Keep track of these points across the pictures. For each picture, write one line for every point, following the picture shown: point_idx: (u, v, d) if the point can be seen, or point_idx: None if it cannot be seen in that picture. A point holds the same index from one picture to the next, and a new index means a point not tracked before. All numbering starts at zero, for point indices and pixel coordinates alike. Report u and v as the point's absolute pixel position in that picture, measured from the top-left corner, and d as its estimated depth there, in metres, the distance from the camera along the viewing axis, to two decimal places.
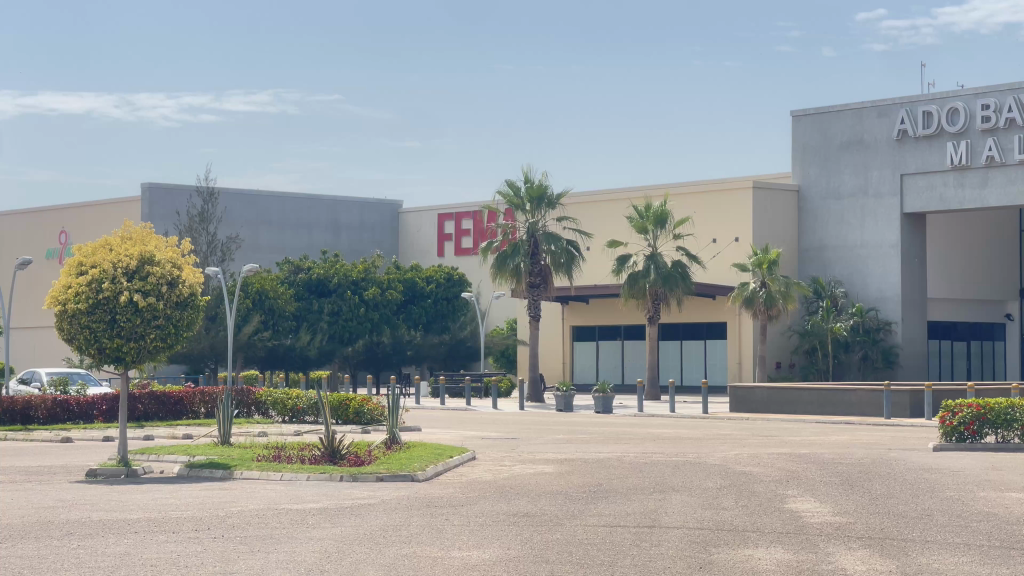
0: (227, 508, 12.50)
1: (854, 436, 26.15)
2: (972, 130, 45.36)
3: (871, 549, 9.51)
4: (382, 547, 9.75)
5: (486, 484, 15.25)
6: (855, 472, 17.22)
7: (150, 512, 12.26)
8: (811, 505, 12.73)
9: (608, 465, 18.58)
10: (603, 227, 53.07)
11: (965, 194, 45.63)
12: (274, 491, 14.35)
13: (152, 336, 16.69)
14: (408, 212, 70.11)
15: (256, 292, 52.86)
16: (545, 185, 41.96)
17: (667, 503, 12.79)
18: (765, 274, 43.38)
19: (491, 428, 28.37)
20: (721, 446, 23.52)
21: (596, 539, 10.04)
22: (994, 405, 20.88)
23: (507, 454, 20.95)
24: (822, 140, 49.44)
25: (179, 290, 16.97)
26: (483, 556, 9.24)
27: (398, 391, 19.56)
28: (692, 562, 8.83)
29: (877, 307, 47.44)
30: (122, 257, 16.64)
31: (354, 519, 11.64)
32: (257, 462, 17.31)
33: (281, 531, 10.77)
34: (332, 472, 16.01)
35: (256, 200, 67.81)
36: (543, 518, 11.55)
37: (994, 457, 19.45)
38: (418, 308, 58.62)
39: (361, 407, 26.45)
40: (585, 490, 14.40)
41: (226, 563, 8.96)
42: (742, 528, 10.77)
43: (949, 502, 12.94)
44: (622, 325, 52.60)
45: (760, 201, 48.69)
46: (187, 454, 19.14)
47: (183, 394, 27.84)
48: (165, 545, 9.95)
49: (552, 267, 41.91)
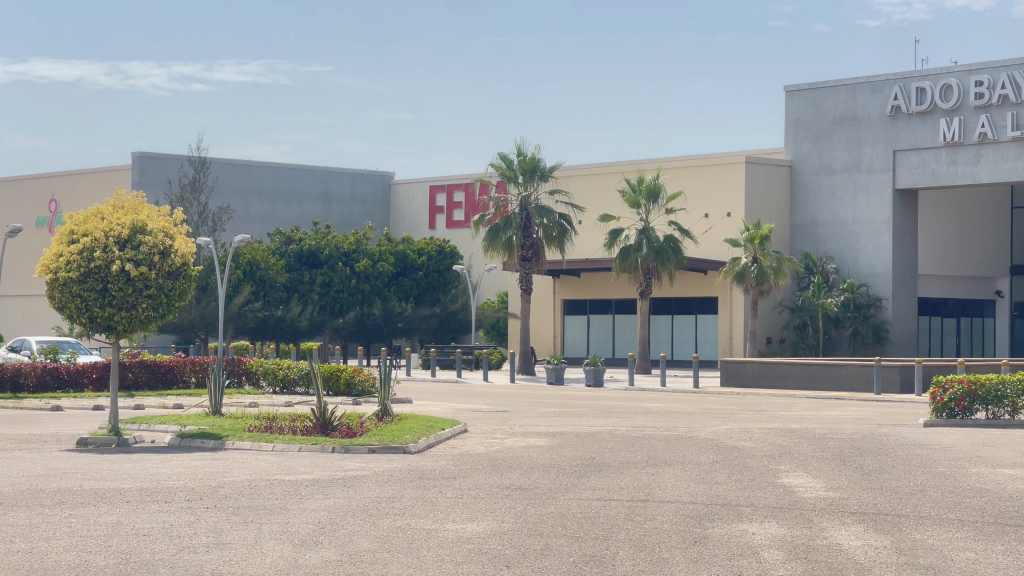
0: (218, 479, 12.46)
1: (845, 411, 26.14)
2: (965, 106, 45.21)
3: (866, 524, 9.50)
4: (376, 518, 9.71)
5: (479, 457, 15.26)
6: (848, 448, 17.21)
7: (142, 481, 12.24)
8: (805, 480, 12.71)
9: (600, 438, 18.58)
10: (595, 201, 53.08)
11: (957, 170, 45.53)
12: (267, 462, 14.33)
13: (144, 306, 16.66)
14: (398, 184, 69.81)
15: (247, 263, 52.76)
16: (538, 157, 41.83)
17: (660, 477, 12.75)
18: (757, 249, 43.31)
19: (482, 401, 28.36)
20: (712, 420, 23.56)
21: (590, 513, 10.02)
22: (985, 381, 20.89)
23: (499, 427, 20.93)
24: (815, 115, 49.39)
25: (171, 260, 16.87)
26: (475, 528, 9.21)
27: (390, 362, 19.50)
28: (687, 537, 8.81)
29: (868, 283, 47.49)
30: (115, 226, 16.51)
31: (347, 490, 11.62)
32: (249, 432, 17.27)
33: (274, 502, 10.75)
34: (324, 443, 15.99)
35: (247, 169, 67.71)
36: (536, 490, 11.54)
37: (985, 433, 19.46)
38: (409, 281, 58.54)
39: (352, 378, 26.42)
40: (579, 463, 14.39)
41: (220, 534, 8.93)
42: (737, 503, 10.76)
43: (943, 478, 12.95)
44: (614, 299, 52.65)
45: (752, 176, 48.71)
46: (177, 424, 19.12)
47: (174, 363, 27.76)
48: (159, 514, 9.91)
49: (544, 240, 41.79)
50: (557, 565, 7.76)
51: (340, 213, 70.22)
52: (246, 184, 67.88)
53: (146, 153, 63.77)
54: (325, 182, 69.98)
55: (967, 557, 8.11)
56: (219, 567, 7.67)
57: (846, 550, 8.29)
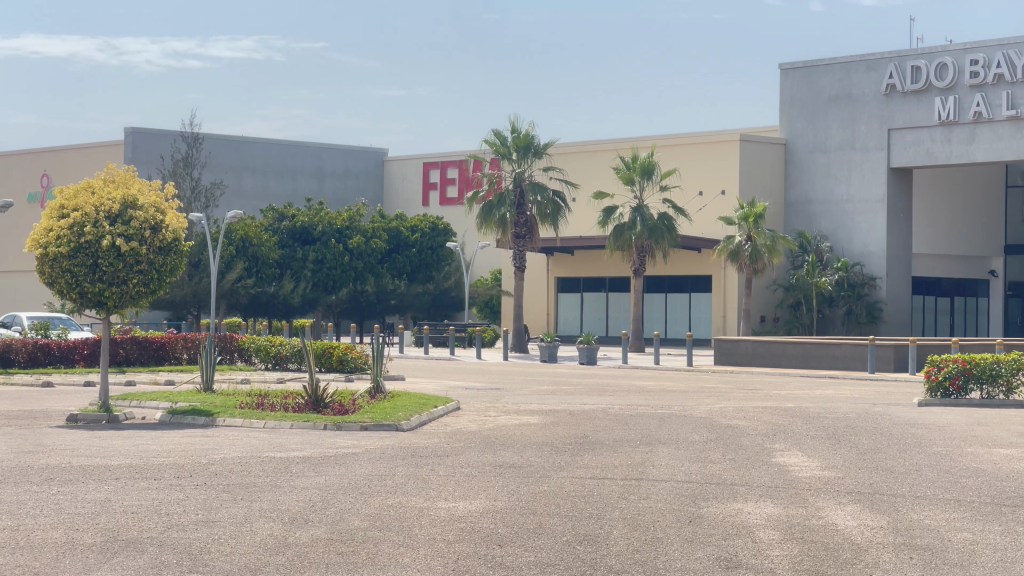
0: (209, 456, 12.36)
1: (839, 390, 26.10)
2: (960, 85, 45.06)
3: (862, 504, 9.42)
4: (367, 497, 9.60)
5: (471, 435, 15.17)
6: (842, 427, 17.14)
7: (132, 458, 12.12)
8: (799, 459, 12.63)
9: (594, 416, 18.50)
10: (589, 178, 52.95)
11: (952, 149, 45.39)
12: (258, 439, 14.22)
13: (136, 281, 16.53)
14: (392, 160, 69.58)
15: (240, 239, 52.38)
16: (532, 134, 41.65)
17: (654, 456, 12.64)
18: (751, 228, 43.19)
19: (475, 378, 28.27)
20: (705, 398, 23.53)
21: (584, 492, 9.94)
22: (980, 360, 20.80)
23: (492, 404, 20.84)
24: (810, 93, 49.25)
25: (162, 235, 16.70)
26: (468, 507, 9.11)
27: (383, 339, 19.38)
28: (682, 516, 8.73)
29: (862, 262, 47.42)
30: (105, 201, 16.34)
31: (338, 469, 11.51)
32: (241, 409, 17.17)
33: (265, 480, 10.65)
34: (316, 420, 15.89)
35: (241, 144, 67.51)
36: (530, 469, 11.44)
37: (979, 412, 19.42)
38: (402, 258, 58.53)
39: (345, 354, 26.32)
40: (573, 441, 14.31)
41: (209, 512, 8.81)
42: (732, 481, 10.67)
43: (938, 458, 12.88)
44: (607, 277, 52.57)
45: (747, 154, 48.61)
46: (168, 400, 19.01)
47: (165, 340, 27.64)
48: (148, 492, 9.79)
49: (538, 217, 41.62)
50: (550, 544, 7.65)
51: (333, 189, 70.00)
52: (239, 160, 67.67)
53: (139, 129, 63.54)
54: (318, 158, 69.73)
55: (965, 537, 8.02)
56: (209, 546, 7.55)
57: (842, 531, 8.19)
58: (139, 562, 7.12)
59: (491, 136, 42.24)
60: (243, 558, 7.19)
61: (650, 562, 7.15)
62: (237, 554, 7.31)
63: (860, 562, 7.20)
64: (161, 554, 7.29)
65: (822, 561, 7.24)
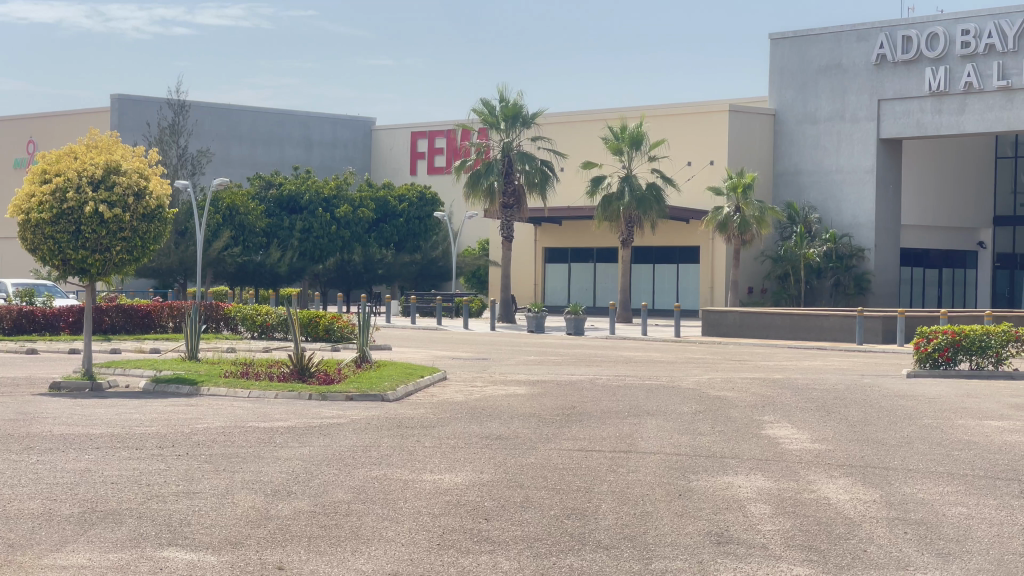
0: (191, 425, 12.20)
1: (828, 361, 25.99)
2: (951, 56, 44.78)
3: (854, 478, 9.27)
4: (352, 469, 9.42)
5: (458, 405, 15.00)
6: (831, 399, 17.02)
7: (114, 427, 11.95)
8: (790, 431, 12.47)
9: (582, 387, 18.41)
10: (578, 148, 52.73)
11: (942, 120, 45.18)
12: (241, 408, 14.05)
13: (119, 249, 16.34)
14: (381, 129, 69.13)
15: (226, 208, 52.37)
16: (520, 103, 41.32)
17: (642, 428, 12.48)
18: (740, 198, 43.00)
19: (462, 347, 28.15)
20: (693, 369, 23.44)
21: (571, 464, 9.78)
22: (970, 331, 20.71)
23: (479, 374, 20.70)
24: (800, 63, 49.03)
25: (146, 201, 16.50)
26: (455, 479, 8.95)
27: (369, 308, 19.19)
28: (672, 489, 8.58)
29: (851, 234, 47.33)
30: (87, 166, 16.11)
31: (322, 439, 11.34)
32: (225, 378, 17.00)
33: (248, 450, 10.49)
34: (301, 390, 15.73)
35: (228, 113, 67.25)
36: (516, 441, 11.27)
37: (968, 384, 19.31)
38: (390, 227, 58.30)
39: (331, 324, 26.14)
40: (561, 412, 14.17)
41: (190, 483, 8.64)
42: (721, 454, 10.53)
43: (930, 430, 12.74)
44: (595, 247, 52.41)
45: (736, 124, 48.47)
46: (153, 368, 18.84)
47: (152, 308, 27.43)
48: (129, 462, 9.63)
49: (525, 186, 41.37)
50: (537, 518, 7.50)
51: (321, 158, 69.68)
52: (226, 128, 67.44)
53: (125, 96, 63.26)
54: (306, 127, 69.31)
55: (960, 512, 7.87)
56: (188, 518, 7.37)
57: (834, 505, 8.05)
58: (117, 534, 6.94)
59: (479, 104, 41.95)
60: (222, 531, 7.02)
61: (640, 537, 6.98)
62: (217, 526, 7.15)
63: (853, 537, 7.04)
64: (138, 526, 7.12)
65: (814, 536, 7.07)
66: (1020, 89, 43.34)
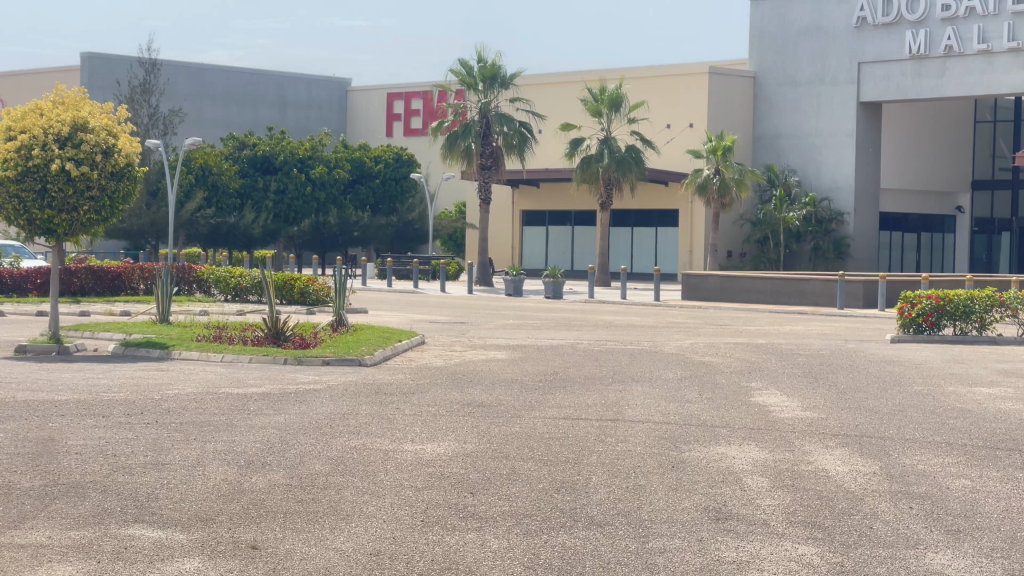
0: (161, 391, 11.76)
1: (808, 326, 25.73)
2: (931, 19, 44.23)
3: (851, 448, 8.91)
4: (329, 438, 9.02)
5: (437, 370, 14.63)
6: (816, 364, 16.71)
7: (80, 393, 11.51)
8: (779, 399, 12.12)
9: (564, 351, 18.03)
10: (557, 110, 52.29)
11: (922, 83, 44.72)
12: (214, 373, 13.63)
13: (87, 208, 15.87)
14: (356, 91, 68.35)
15: (199, 167, 51.75)
16: (498, 64, 40.76)
17: (627, 395, 12.14)
18: (720, 161, 42.58)
19: (439, 311, 27.74)
20: (675, 334, 23.13)
21: (557, 433, 9.40)
22: (954, 297, 20.33)
23: (457, 338, 20.31)
24: (780, 25, 48.69)
25: (114, 159, 16.01)
26: (437, 450, 8.57)
27: (345, 271, 18.77)
28: (664, 461, 8.21)
29: (831, 197, 47.03)
30: (54, 123, 15.59)
31: (298, 406, 10.95)
32: (197, 342, 16.58)
33: (221, 418, 10.08)
34: (276, 354, 15.33)
35: (201, 72, 66.69)
36: (498, 408, 10.91)
37: (954, 349, 19.03)
38: (365, 189, 57.74)
39: (306, 287, 25.69)
40: (543, 378, 13.79)
41: (160, 454, 8.23)
42: (711, 423, 10.17)
43: (921, 397, 12.40)
44: (573, 210, 52.02)
45: (716, 85, 48.10)
46: (123, 331, 18.38)
47: (122, 270, 26.92)
48: (97, 430, 9.20)
49: (503, 148, 40.89)
50: (526, 492, 7.12)
51: (295, 119, 68.96)
52: (199, 87, 66.76)
53: (96, 54, 62.43)
54: (280, 88, 68.66)
55: (964, 485, 7.50)
56: (157, 492, 6.96)
57: (834, 477, 7.69)
58: (80, 509, 6.53)
59: (456, 65, 41.39)
60: (193, 507, 6.62)
61: (635, 513, 6.61)
62: (189, 501, 6.75)
63: (858, 512, 6.66)
64: (104, 501, 6.71)
65: (817, 511, 6.69)
66: (1000, 53, 42.80)
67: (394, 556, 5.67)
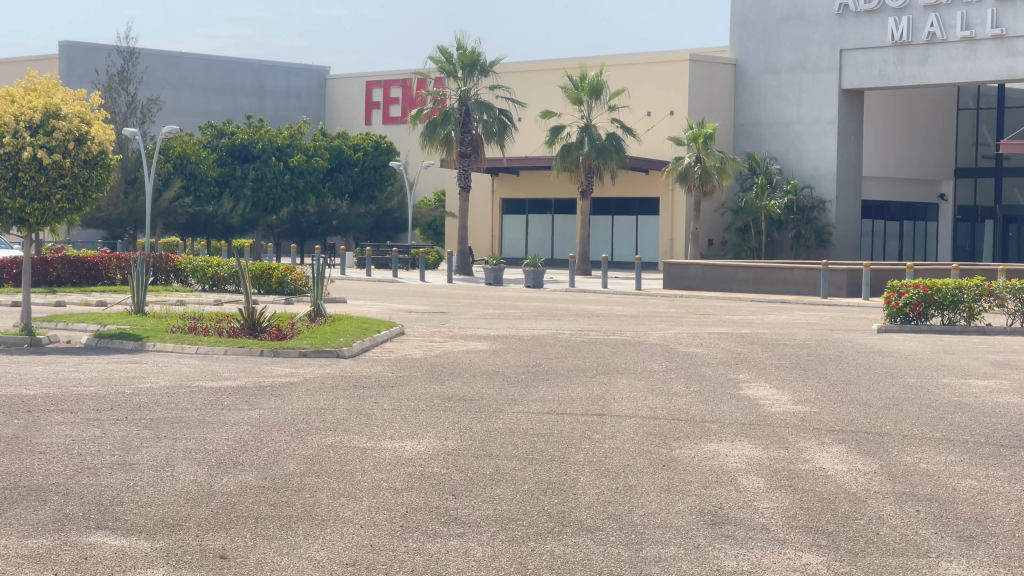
0: (132, 385, 11.35)
1: (793, 315, 25.43)
2: (913, 6, 43.94)
3: (848, 445, 8.59)
4: (305, 436, 8.64)
5: (417, 362, 14.28)
6: (804, 355, 16.39)
7: (48, 387, 11.09)
8: (769, 392, 11.81)
9: (546, 342, 17.68)
10: (537, 97, 51.90)
11: (904, 71, 44.42)
12: (188, 366, 13.23)
13: (59, 196, 15.47)
14: (333, 79, 67.47)
15: (177, 156, 51.27)
16: (478, 52, 40.30)
17: (613, 388, 11.79)
18: (701, 148, 42.24)
19: (418, 300, 27.35)
20: (658, 323, 22.83)
21: (543, 429, 9.06)
22: (942, 286, 20.13)
23: (437, 329, 19.93)
24: (761, 13, 48.39)
25: (88, 146, 15.63)
26: (416, 447, 8.21)
27: (323, 260, 18.38)
28: (655, 459, 7.87)
29: (812, 185, 46.80)
30: (25, 109, 15.14)
31: (274, 400, 10.57)
32: (172, 333, 16.17)
33: (193, 414, 9.69)
34: (252, 346, 14.94)
35: (179, 61, 66.36)
36: (481, 402, 10.56)
37: (942, 339, 18.75)
38: (344, 177, 57.10)
39: (284, 277, 25.26)
40: (526, 369, 13.44)
41: (127, 453, 7.85)
42: (701, 418, 9.83)
43: (914, 390, 12.10)
44: (553, 198, 51.65)
45: (697, 73, 47.80)
46: (97, 322, 17.97)
47: (98, 260, 26.45)
48: (63, 427, 8.81)
49: (483, 136, 40.45)
50: (511, 494, 6.78)
51: (274, 107, 68.33)
52: (178, 76, 66.50)
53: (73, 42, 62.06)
54: (259, 76, 68.22)
55: (971, 486, 7.19)
56: (121, 495, 6.59)
57: (833, 477, 7.35)
58: (39, 514, 6.15)
59: (436, 52, 40.93)
60: (159, 511, 6.25)
61: (627, 517, 6.27)
62: (153, 506, 6.38)
63: (862, 516, 6.33)
64: (65, 505, 6.35)
65: (818, 515, 6.35)
66: (983, 40, 42.56)
67: (372, 567, 5.32)
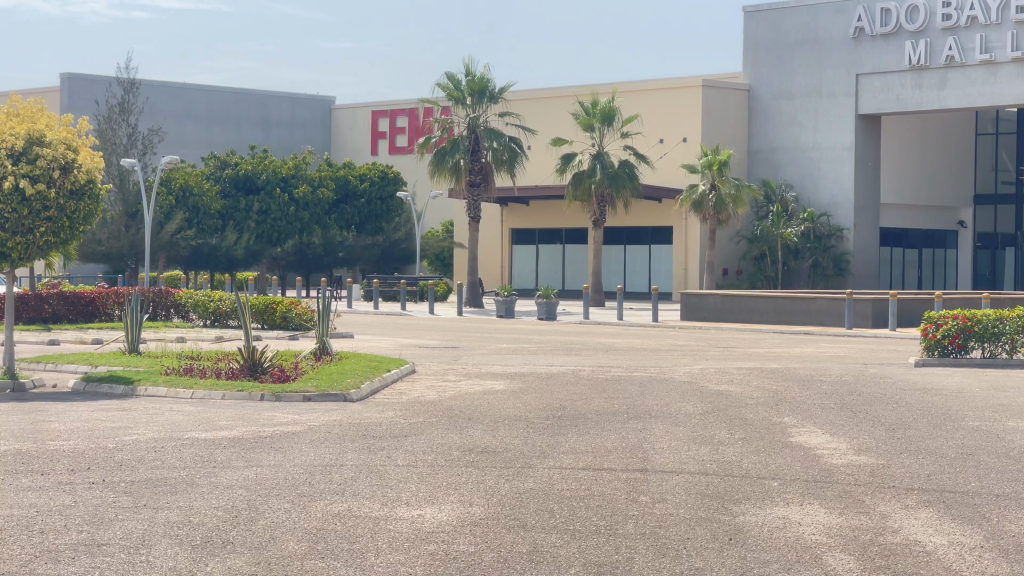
0: (117, 439, 10.16)
1: (820, 347, 24.18)
2: (931, 29, 42.96)
3: (937, 510, 7.37)
4: (307, 502, 7.47)
5: (431, 405, 13.08)
6: (846, 394, 15.16)
7: (25, 442, 9.91)
8: (823, 440, 10.60)
9: (567, 381, 16.47)
10: (546, 125, 50.90)
11: (923, 95, 43.38)
12: (180, 414, 12.02)
13: (43, 230, 14.28)
14: (339, 109, 66.98)
15: (179, 188, 50.36)
16: (486, 78, 39.17)
17: (650, 437, 10.53)
18: (716, 175, 40.99)
19: (429, 334, 26.14)
20: (685, 357, 21.65)
21: (580, 491, 7.91)
22: (982, 316, 18.89)
23: (449, 366, 18.75)
24: (774, 37, 47.35)
25: (74, 176, 14.52)
26: (437, 516, 7.06)
27: (329, 294, 17.19)
28: (719, 531, 6.69)
29: (829, 213, 45.66)
30: (7, 137, 14.04)
31: (275, 455, 9.41)
32: (166, 376, 14.98)
33: (181, 474, 8.49)
34: (252, 390, 13.78)
35: (182, 92, 65.13)
36: (507, 456, 9.39)
37: (987, 374, 17.56)
38: (350, 209, 56.34)
39: (288, 311, 24.16)
40: (549, 416, 12.17)
41: (98, 529, 6.66)
42: (757, 474, 8.65)
43: (983, 436, 10.91)
44: (564, 228, 50.56)
45: (710, 99, 46.75)
46: (88, 363, 16.81)
47: (95, 295, 25.31)
48: (26, 495, 7.63)
49: (493, 165, 39.34)
50: None
51: (278, 138, 67.78)
52: (180, 107, 65.33)
53: (74, 75, 61.33)
54: (262, 106, 67.35)
55: None
56: None
57: (936, 554, 6.18)
58: None
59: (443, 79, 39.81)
60: None
61: None
62: None
63: None
64: None
65: None
66: (1003, 63, 41.62)
67: None
